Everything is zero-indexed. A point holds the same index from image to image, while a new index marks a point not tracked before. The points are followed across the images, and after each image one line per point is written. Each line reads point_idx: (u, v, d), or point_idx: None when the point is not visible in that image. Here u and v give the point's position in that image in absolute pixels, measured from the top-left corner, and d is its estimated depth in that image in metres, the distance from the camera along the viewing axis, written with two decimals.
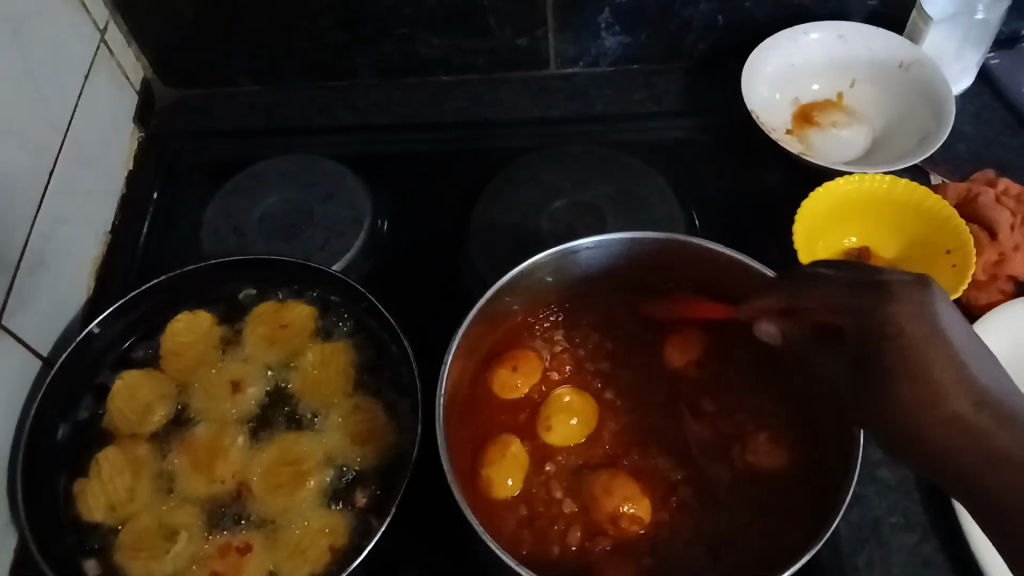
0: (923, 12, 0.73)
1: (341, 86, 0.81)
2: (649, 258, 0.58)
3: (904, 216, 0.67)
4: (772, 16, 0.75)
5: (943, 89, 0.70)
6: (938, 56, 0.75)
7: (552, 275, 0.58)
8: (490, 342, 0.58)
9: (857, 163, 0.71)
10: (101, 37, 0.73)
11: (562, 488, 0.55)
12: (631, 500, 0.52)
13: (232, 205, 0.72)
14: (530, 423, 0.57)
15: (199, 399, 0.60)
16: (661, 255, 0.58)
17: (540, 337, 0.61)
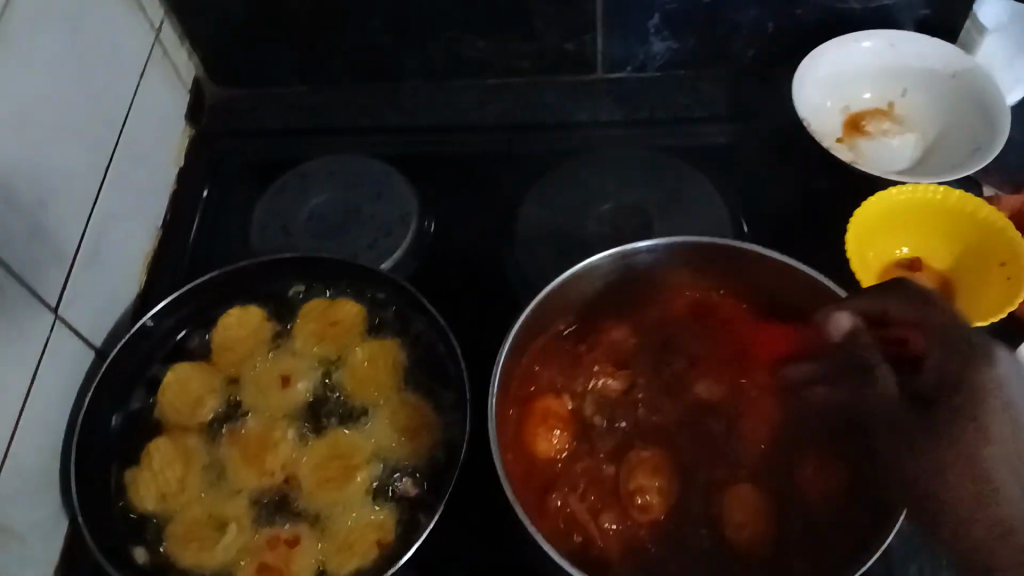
0: (977, 20, 0.73)
1: (388, 87, 0.82)
2: (705, 257, 0.58)
3: (957, 227, 0.66)
4: (822, 24, 0.75)
5: (997, 99, 0.70)
6: (993, 66, 0.74)
7: (609, 269, 0.58)
8: (547, 331, 0.59)
9: (908, 172, 0.71)
10: (155, 35, 0.74)
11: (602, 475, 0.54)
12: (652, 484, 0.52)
13: (281, 203, 0.73)
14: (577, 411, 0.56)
15: (248, 392, 0.61)
16: (717, 256, 0.57)
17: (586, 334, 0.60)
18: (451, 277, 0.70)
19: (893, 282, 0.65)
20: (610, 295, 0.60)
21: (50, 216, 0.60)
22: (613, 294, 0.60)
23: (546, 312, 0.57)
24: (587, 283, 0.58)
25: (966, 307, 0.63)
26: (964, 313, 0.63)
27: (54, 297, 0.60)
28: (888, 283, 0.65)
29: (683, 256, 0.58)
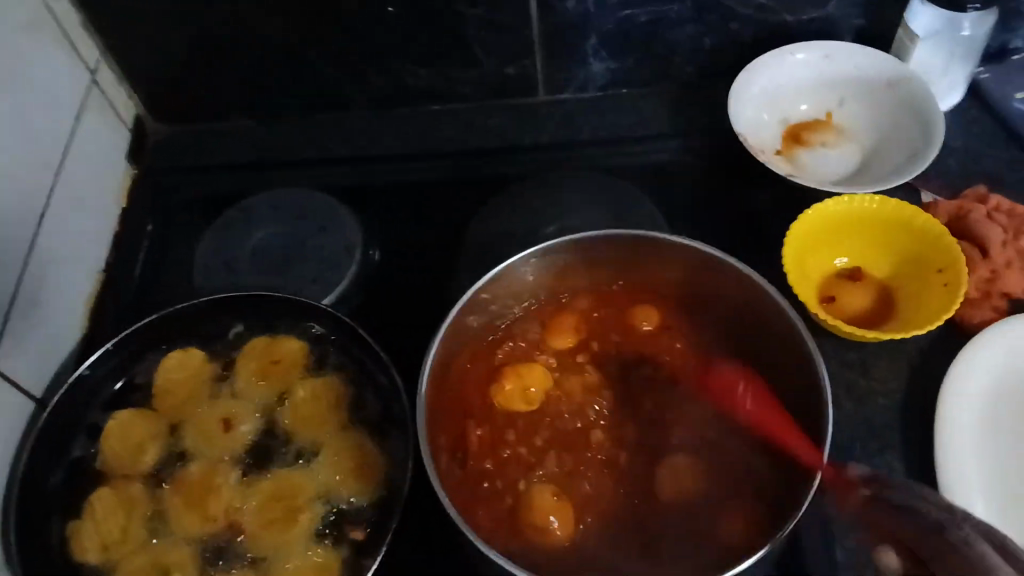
0: (908, 28, 0.71)
1: (330, 116, 0.81)
2: (599, 254, 0.59)
3: (894, 238, 0.67)
4: (757, 37, 0.75)
5: (931, 106, 0.70)
6: (925, 71, 0.73)
7: (512, 282, 0.59)
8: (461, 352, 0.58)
9: (847, 181, 0.71)
10: (93, 77, 0.74)
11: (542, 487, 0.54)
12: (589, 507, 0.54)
13: (223, 240, 0.72)
14: (498, 427, 0.57)
15: (192, 436, 0.60)
16: (610, 252, 0.59)
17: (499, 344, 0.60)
18: (395, 309, 0.70)
19: (834, 293, 0.66)
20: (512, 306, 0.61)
21: None
22: (516, 303, 0.61)
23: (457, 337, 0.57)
24: (492, 302, 0.58)
25: (910, 316, 0.64)
26: (904, 321, 0.64)
27: None
28: (828, 295, 0.66)
29: (576, 258, 0.59)
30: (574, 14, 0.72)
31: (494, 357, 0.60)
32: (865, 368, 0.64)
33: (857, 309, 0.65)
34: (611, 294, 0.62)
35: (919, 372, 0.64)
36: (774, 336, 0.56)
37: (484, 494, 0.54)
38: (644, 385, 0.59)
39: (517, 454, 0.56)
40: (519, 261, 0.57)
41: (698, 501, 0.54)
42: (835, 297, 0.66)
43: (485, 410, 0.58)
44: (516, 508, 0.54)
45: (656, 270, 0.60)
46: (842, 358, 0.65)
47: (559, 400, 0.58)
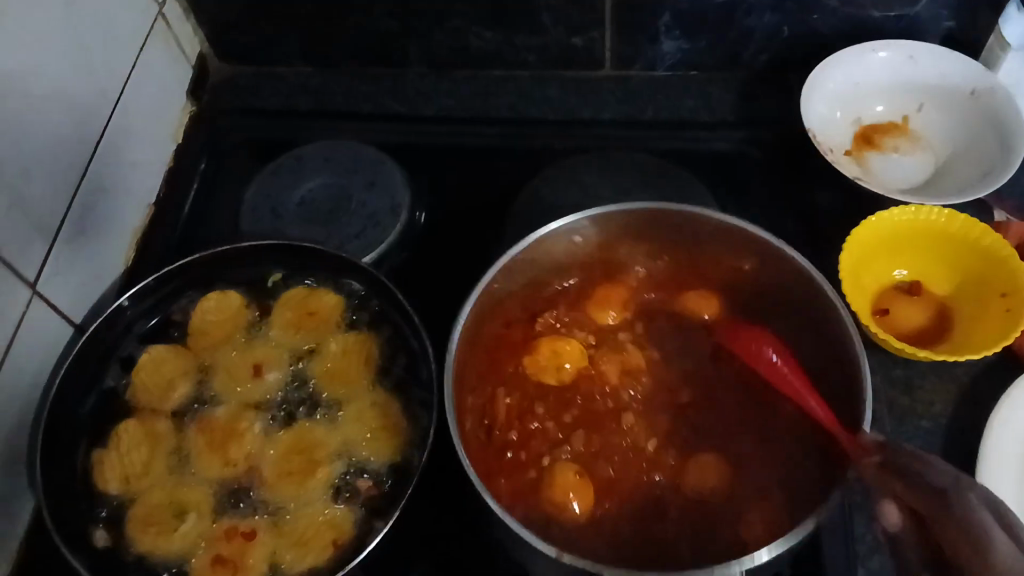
0: (1000, 36, 0.68)
1: (391, 73, 0.80)
2: (644, 229, 0.58)
3: (961, 256, 0.64)
4: (839, 30, 0.72)
5: (1016, 121, 0.67)
6: (1014, 85, 0.70)
7: (554, 249, 0.58)
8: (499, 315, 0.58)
9: (916, 192, 0.68)
10: (158, 10, 0.74)
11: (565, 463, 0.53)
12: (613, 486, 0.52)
13: (272, 185, 0.72)
14: (529, 397, 0.56)
15: (220, 378, 0.60)
16: (660, 228, 0.58)
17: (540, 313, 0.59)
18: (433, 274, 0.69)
19: (888, 306, 0.64)
20: (558, 274, 0.60)
21: (34, 192, 0.60)
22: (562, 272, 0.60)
23: (495, 300, 0.56)
24: (533, 266, 0.58)
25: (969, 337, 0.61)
26: (957, 343, 0.61)
27: (33, 272, 0.60)
28: (881, 308, 0.64)
29: (624, 231, 0.58)
30: None
31: (535, 326, 0.59)
32: (910, 388, 0.62)
33: (910, 325, 0.63)
34: (661, 274, 0.61)
35: (967, 399, 0.61)
36: (815, 320, 0.54)
37: (507, 464, 0.54)
38: (681, 369, 0.57)
39: (545, 425, 0.55)
40: (560, 229, 0.56)
41: (721, 496, 0.52)
42: (888, 311, 0.63)
43: (518, 379, 0.57)
44: (539, 483, 0.53)
45: (704, 249, 0.58)
46: (887, 375, 0.62)
47: (593, 379, 0.56)
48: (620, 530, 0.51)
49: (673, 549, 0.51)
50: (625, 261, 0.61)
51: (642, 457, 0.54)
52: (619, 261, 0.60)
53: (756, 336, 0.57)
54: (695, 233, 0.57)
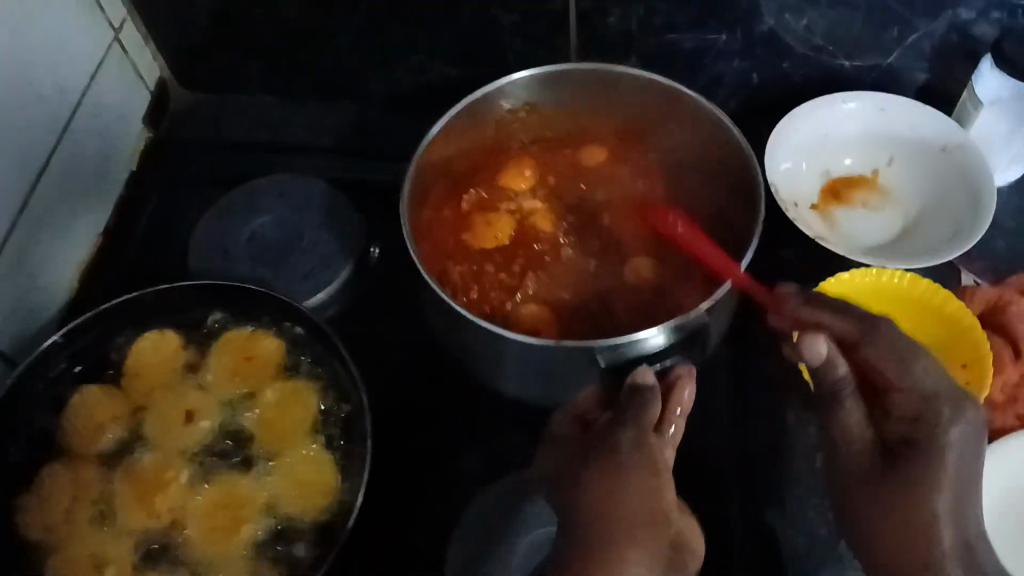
0: (973, 93, 0.66)
1: (354, 105, 0.78)
2: (563, 99, 0.67)
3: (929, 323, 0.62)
4: (810, 79, 0.70)
5: (987, 179, 0.65)
6: (986, 142, 0.67)
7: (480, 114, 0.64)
8: (434, 189, 0.65)
9: (883, 248, 0.66)
10: (115, 35, 0.72)
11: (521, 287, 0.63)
12: (571, 292, 0.63)
13: (224, 224, 0.70)
14: (475, 247, 0.65)
15: (152, 423, 0.58)
16: (569, 81, 0.64)
17: (468, 188, 0.68)
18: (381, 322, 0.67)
19: None
20: (475, 152, 0.68)
21: None
22: (478, 145, 0.68)
23: (426, 184, 0.63)
24: (449, 146, 0.64)
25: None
26: None
27: None
28: None
29: (532, 95, 0.65)
30: (616, 33, 0.68)
31: (471, 197, 0.68)
32: None
33: None
34: (572, 132, 0.70)
35: None
36: (724, 151, 0.62)
37: (481, 307, 0.63)
38: (607, 197, 0.68)
39: (502, 281, 0.64)
40: (500, 84, 0.63)
41: (659, 283, 0.63)
42: None
43: (459, 251, 0.65)
44: (499, 313, 0.63)
45: (613, 103, 0.66)
46: None
47: (524, 235, 0.65)
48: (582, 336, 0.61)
49: (626, 338, 0.61)
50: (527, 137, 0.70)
51: (587, 274, 0.64)
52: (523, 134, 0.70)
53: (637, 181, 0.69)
54: (592, 91, 0.66)
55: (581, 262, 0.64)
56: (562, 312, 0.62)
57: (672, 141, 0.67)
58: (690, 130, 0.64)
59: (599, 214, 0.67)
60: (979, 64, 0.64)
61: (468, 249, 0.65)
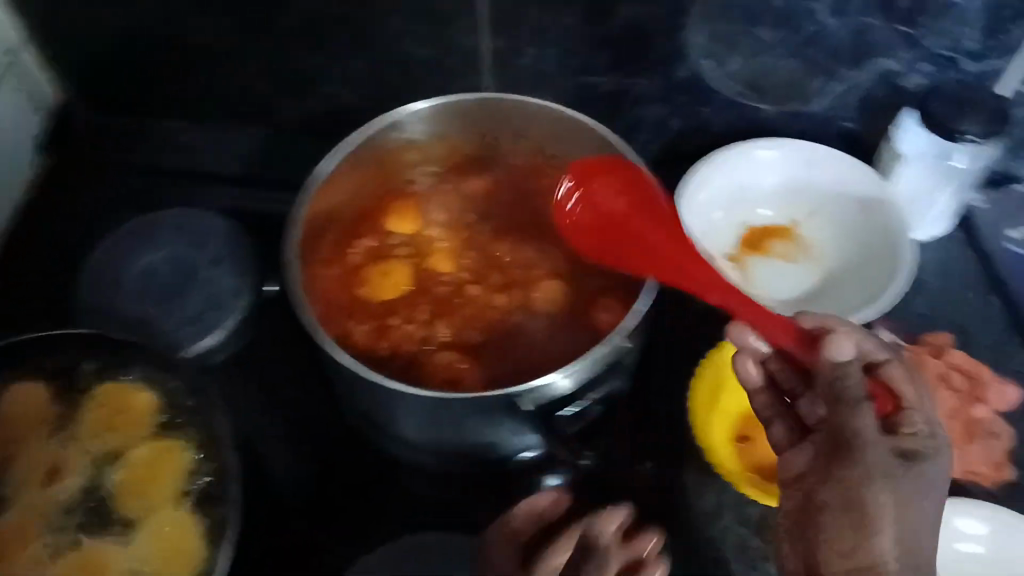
0: (894, 146, 0.63)
1: (266, 132, 0.75)
2: (445, 131, 0.64)
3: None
4: (732, 126, 0.68)
5: (904, 238, 0.62)
6: (910, 198, 0.65)
7: (361, 158, 0.61)
8: (319, 246, 0.61)
9: (795, 307, 0.63)
10: (6, 61, 0.69)
11: (427, 331, 0.60)
12: (484, 331, 0.60)
13: (117, 249, 0.68)
14: (371, 299, 0.61)
15: (11, 478, 0.55)
16: (448, 115, 0.62)
17: (353, 240, 0.64)
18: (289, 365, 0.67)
19: (751, 435, 0.61)
20: (355, 201, 0.64)
21: None
22: (356, 195, 0.64)
23: (307, 246, 0.59)
24: (322, 202, 0.60)
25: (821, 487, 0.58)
26: None
27: None
28: (745, 435, 0.61)
29: (410, 131, 0.62)
30: (531, 71, 0.65)
31: (359, 245, 0.64)
32: (763, 525, 0.59)
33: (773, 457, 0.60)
34: (452, 163, 0.67)
35: None
36: (614, 177, 0.60)
37: (393, 360, 0.59)
38: (501, 225, 0.65)
39: (408, 331, 0.60)
40: (378, 125, 0.60)
41: (568, 309, 0.61)
42: (750, 440, 0.61)
43: (359, 307, 0.61)
44: (412, 365, 0.59)
45: (498, 131, 0.64)
46: (742, 509, 0.60)
47: (421, 281, 0.62)
48: (506, 373, 0.58)
49: (544, 365, 0.58)
50: (407, 178, 0.67)
51: (495, 307, 0.61)
52: (400, 175, 0.66)
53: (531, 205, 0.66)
54: (473, 119, 0.63)
55: (492, 292, 0.62)
56: (473, 349, 0.59)
57: (559, 161, 0.65)
58: (582, 155, 0.62)
59: (492, 246, 0.64)
60: (896, 119, 0.63)
61: (368, 301, 0.61)
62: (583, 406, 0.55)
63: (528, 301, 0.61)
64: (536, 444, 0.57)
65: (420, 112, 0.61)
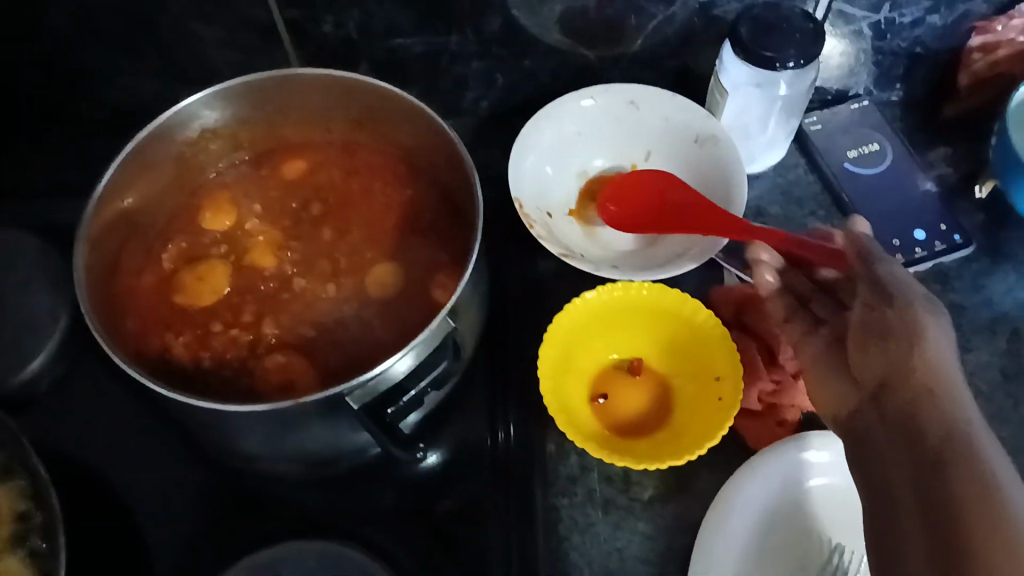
0: (719, 81, 0.62)
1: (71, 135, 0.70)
2: (246, 116, 0.60)
3: (688, 337, 0.59)
4: (558, 73, 0.65)
5: (737, 168, 0.61)
6: (741, 124, 0.64)
7: (155, 157, 0.57)
8: (123, 259, 0.57)
9: (637, 254, 0.62)
10: None
11: (254, 332, 0.56)
12: (316, 324, 0.56)
13: None
14: (189, 307, 0.57)
15: None
16: (241, 98, 0.58)
17: (165, 246, 0.60)
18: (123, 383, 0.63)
19: (606, 391, 0.58)
20: (160, 205, 0.60)
21: None
22: (160, 199, 0.60)
23: (106, 262, 0.55)
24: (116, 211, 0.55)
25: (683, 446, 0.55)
26: (675, 431, 0.56)
27: None
28: (600, 393, 0.58)
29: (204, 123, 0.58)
30: (336, 41, 0.61)
31: (171, 252, 0.60)
32: (627, 482, 0.58)
33: (630, 412, 0.57)
34: (264, 150, 0.63)
35: (685, 491, 0.58)
36: (435, 150, 0.57)
37: (219, 369, 0.55)
38: (324, 206, 0.61)
39: (232, 336, 0.56)
40: (164, 121, 0.55)
41: (402, 288, 0.57)
42: (606, 396, 0.57)
43: (177, 317, 0.57)
44: (241, 372, 0.55)
45: (302, 109, 0.60)
46: (605, 469, 0.59)
47: (243, 280, 0.58)
48: (337, 368, 0.55)
49: (383, 352, 0.55)
50: (216, 172, 0.63)
51: (325, 298, 0.58)
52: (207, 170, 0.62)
53: (354, 181, 0.63)
54: (272, 101, 0.59)
55: (320, 281, 0.58)
56: (305, 346, 0.56)
57: (376, 133, 0.61)
58: (395, 124, 0.59)
59: (315, 233, 0.60)
60: (721, 52, 0.60)
61: (187, 310, 0.57)
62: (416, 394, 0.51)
63: (360, 287, 0.58)
64: (372, 441, 0.55)
65: (209, 100, 0.57)
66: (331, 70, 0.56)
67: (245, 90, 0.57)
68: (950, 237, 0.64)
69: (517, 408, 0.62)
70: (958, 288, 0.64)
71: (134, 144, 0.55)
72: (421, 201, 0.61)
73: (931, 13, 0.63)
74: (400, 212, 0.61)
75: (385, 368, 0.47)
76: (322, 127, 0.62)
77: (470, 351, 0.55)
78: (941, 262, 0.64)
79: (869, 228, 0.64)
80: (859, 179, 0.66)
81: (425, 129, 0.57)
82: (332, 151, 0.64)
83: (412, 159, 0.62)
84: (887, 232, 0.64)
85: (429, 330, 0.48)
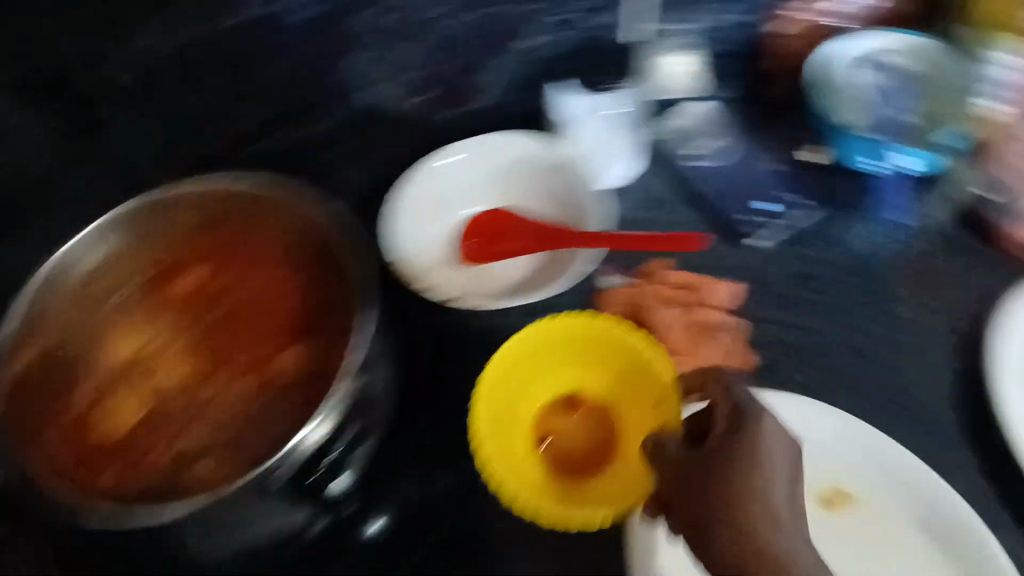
0: (557, 116, 0.65)
1: None
2: (125, 246, 0.61)
3: (623, 365, 0.55)
4: (404, 144, 0.69)
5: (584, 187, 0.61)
6: (596, 147, 0.64)
7: (48, 305, 0.58)
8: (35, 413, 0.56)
9: (516, 291, 0.58)
10: None
11: (180, 445, 0.57)
12: (236, 418, 0.58)
13: None
14: (113, 439, 0.58)
15: None
16: (127, 233, 0.61)
17: (72, 390, 0.59)
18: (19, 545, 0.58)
19: (549, 432, 0.56)
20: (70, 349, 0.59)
21: None
22: (53, 346, 0.58)
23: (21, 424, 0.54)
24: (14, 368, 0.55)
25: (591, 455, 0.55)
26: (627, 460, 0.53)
27: None
28: (542, 436, 0.55)
29: (95, 263, 0.60)
30: None
31: (78, 396, 0.59)
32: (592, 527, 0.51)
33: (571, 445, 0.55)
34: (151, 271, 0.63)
35: None
36: (308, 236, 0.58)
37: (148, 484, 0.55)
38: (218, 313, 0.64)
39: (162, 451, 0.57)
40: (52, 269, 0.58)
41: (308, 370, 0.57)
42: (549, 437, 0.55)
43: (101, 449, 0.57)
44: (170, 487, 0.55)
45: (176, 223, 0.62)
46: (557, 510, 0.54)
47: (157, 403, 0.60)
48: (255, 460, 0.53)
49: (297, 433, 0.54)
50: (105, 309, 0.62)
51: (239, 395, 0.59)
52: (92, 309, 0.60)
53: (249, 286, 0.64)
54: (153, 232, 0.62)
55: (233, 382, 0.60)
56: (229, 442, 0.56)
57: (256, 237, 0.63)
58: (263, 221, 0.61)
59: (220, 339, 0.62)
60: (547, 95, 0.66)
61: (109, 440, 0.58)
62: (334, 459, 0.49)
63: (275, 376, 0.59)
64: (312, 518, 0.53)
65: (88, 239, 0.58)
66: (206, 182, 0.59)
67: (127, 221, 0.60)
68: (789, 202, 0.63)
69: (443, 473, 0.58)
70: (832, 246, 0.61)
71: (30, 294, 0.57)
72: (305, 282, 0.60)
73: (731, 2, 0.67)
74: (297, 302, 0.61)
75: (298, 442, 0.46)
76: (197, 233, 0.64)
77: (377, 413, 0.53)
78: (797, 229, 0.62)
79: (719, 209, 0.64)
80: (702, 167, 0.66)
81: (293, 216, 0.58)
82: (212, 257, 0.64)
83: (296, 243, 0.59)
84: (734, 210, 0.64)
85: (328, 405, 0.47)
